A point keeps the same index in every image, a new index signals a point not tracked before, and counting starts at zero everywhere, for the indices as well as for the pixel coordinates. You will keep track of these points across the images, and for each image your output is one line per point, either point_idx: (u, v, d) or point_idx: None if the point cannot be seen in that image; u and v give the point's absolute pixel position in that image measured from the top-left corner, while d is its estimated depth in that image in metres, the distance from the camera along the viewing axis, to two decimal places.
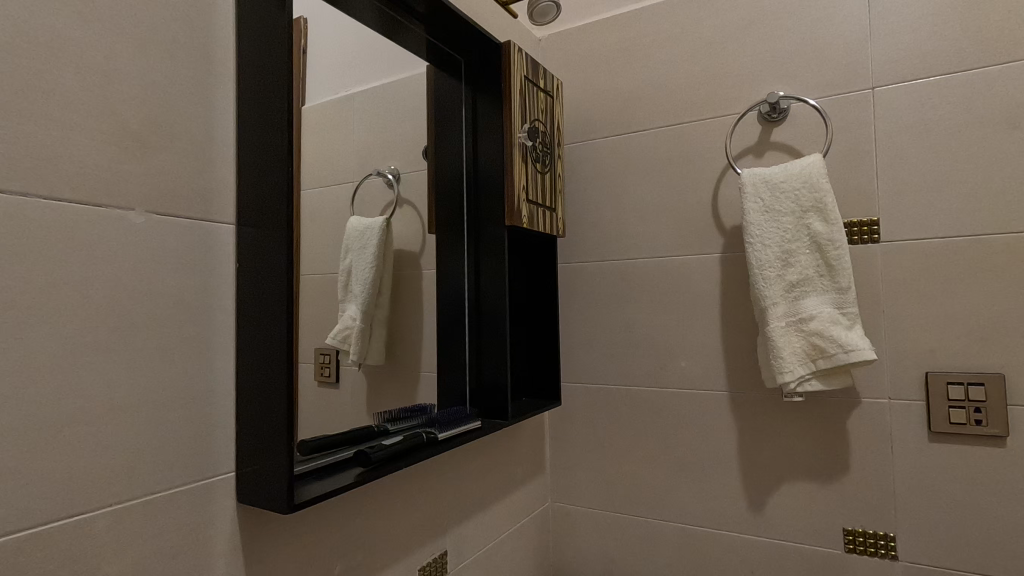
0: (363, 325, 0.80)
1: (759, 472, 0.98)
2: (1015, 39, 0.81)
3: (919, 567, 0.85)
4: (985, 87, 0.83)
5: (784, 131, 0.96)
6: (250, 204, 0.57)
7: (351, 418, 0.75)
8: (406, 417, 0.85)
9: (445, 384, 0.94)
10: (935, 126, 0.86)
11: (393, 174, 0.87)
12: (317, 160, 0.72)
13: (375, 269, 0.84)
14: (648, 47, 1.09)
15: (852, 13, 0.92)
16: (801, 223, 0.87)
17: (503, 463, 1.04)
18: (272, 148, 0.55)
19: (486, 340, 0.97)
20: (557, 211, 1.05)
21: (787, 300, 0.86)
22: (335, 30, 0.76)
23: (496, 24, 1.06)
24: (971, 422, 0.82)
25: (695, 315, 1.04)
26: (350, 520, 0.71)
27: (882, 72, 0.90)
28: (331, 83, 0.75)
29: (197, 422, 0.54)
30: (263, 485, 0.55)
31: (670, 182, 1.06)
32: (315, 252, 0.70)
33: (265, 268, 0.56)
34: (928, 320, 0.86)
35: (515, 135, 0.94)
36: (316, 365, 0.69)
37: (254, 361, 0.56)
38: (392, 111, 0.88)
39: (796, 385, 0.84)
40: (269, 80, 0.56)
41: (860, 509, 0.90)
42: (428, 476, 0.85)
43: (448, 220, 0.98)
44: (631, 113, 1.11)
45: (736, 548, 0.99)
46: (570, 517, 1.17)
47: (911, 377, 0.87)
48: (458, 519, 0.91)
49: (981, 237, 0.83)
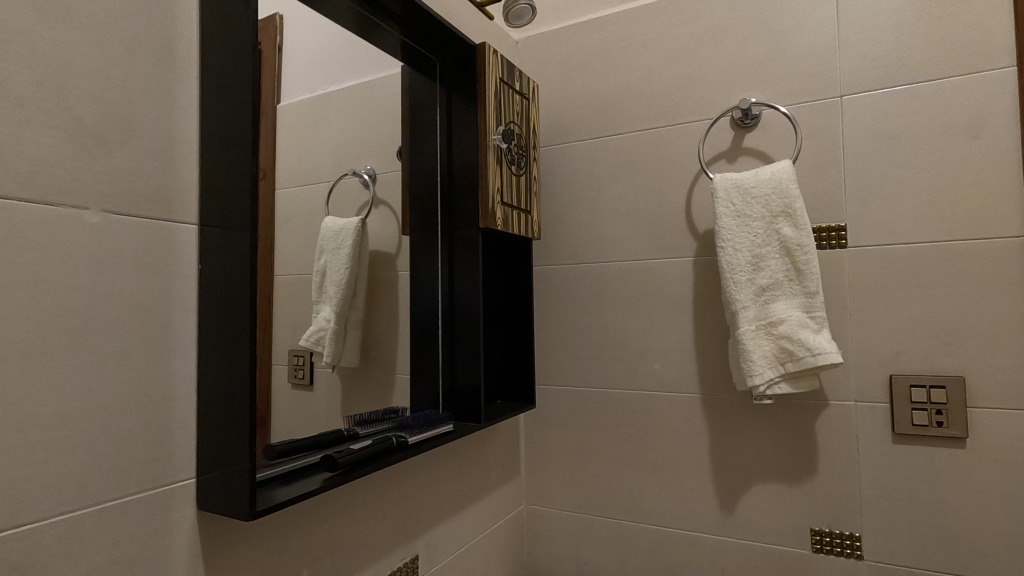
0: (337, 327, 0.79)
1: (730, 473, 0.99)
2: (976, 51, 0.84)
3: (884, 566, 0.87)
4: (948, 97, 0.85)
5: (755, 137, 0.98)
6: (214, 203, 0.56)
7: (322, 421, 0.74)
8: (378, 420, 0.84)
9: (418, 387, 0.93)
10: (900, 134, 0.88)
11: (369, 174, 0.86)
12: (288, 159, 0.71)
13: (350, 269, 0.83)
14: (624, 52, 1.10)
15: (822, 22, 0.94)
16: (771, 228, 0.88)
17: (476, 466, 1.04)
18: (237, 147, 0.54)
19: (460, 342, 0.97)
20: (533, 214, 1.05)
21: (757, 303, 0.87)
22: (309, 28, 0.75)
23: (473, 25, 1.06)
24: (933, 423, 0.84)
25: (669, 318, 1.04)
26: (318, 525, 0.70)
27: (850, 82, 0.91)
28: (304, 82, 0.74)
29: (155, 428, 0.52)
30: (225, 492, 0.54)
31: (645, 186, 1.07)
32: (285, 253, 0.69)
33: (228, 270, 0.54)
34: (892, 324, 0.88)
35: (490, 137, 0.93)
36: (290, 367, 0.69)
37: (217, 364, 0.55)
38: (367, 110, 0.87)
39: (765, 388, 0.85)
40: (234, 78, 0.54)
41: (827, 509, 0.91)
42: (400, 479, 0.84)
43: (422, 221, 0.97)
44: (607, 117, 1.11)
45: (707, 549, 1.00)
46: (544, 519, 1.17)
47: (876, 380, 0.89)
48: (430, 523, 0.90)
49: (943, 244, 0.85)
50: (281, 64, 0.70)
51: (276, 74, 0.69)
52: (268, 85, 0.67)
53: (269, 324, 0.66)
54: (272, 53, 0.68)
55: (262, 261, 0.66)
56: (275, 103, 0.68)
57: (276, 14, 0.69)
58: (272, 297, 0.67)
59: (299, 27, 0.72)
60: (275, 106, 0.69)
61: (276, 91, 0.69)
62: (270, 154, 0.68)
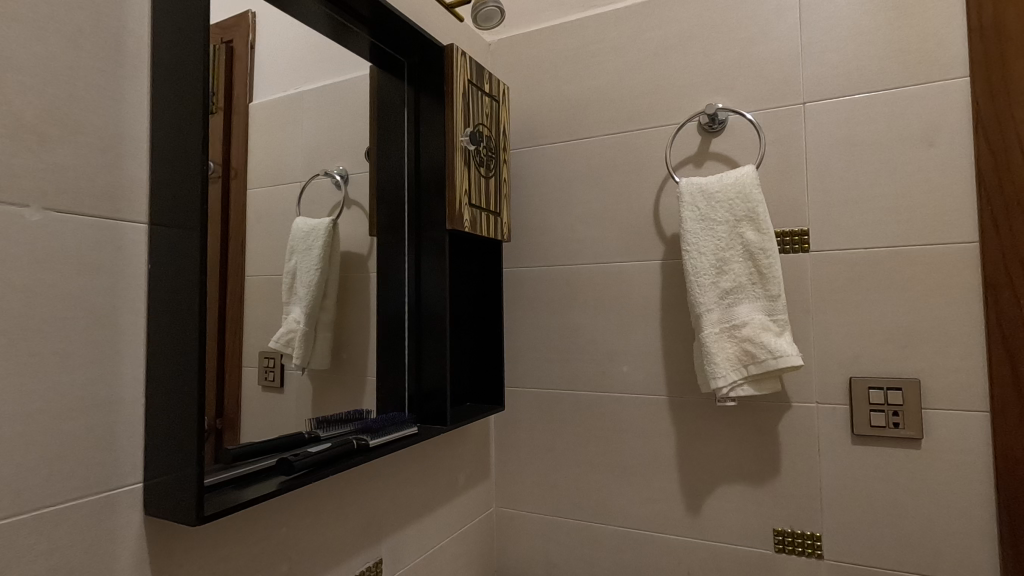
0: (307, 328, 0.79)
1: (696, 475, 1.00)
2: (932, 61, 0.86)
3: (843, 565, 0.89)
4: (905, 106, 0.87)
5: (721, 142, 0.99)
6: (164, 202, 0.55)
7: (285, 423, 0.73)
8: (340, 422, 0.83)
9: (385, 389, 0.92)
10: (860, 141, 0.90)
11: (341, 174, 0.86)
12: (252, 160, 0.70)
13: (321, 271, 0.83)
14: (595, 56, 1.11)
15: (786, 30, 0.95)
16: (734, 232, 0.89)
17: (444, 468, 1.03)
18: (187, 146, 0.53)
19: (427, 344, 0.96)
20: (502, 216, 1.05)
21: (720, 306, 0.88)
22: (278, 29, 0.74)
23: (443, 27, 1.06)
24: (890, 424, 0.86)
25: (636, 321, 1.05)
26: (275, 530, 0.69)
27: (812, 89, 0.93)
28: (272, 82, 0.74)
29: (99, 431, 0.51)
30: (172, 496, 0.52)
31: (614, 190, 1.08)
32: (246, 253, 0.69)
33: (178, 271, 0.53)
34: (852, 327, 0.90)
35: (458, 139, 0.93)
36: (260, 369, 0.69)
37: (166, 366, 0.54)
38: (337, 111, 0.87)
39: (728, 391, 0.86)
40: (186, 76, 0.54)
41: (789, 510, 0.93)
42: (362, 482, 0.83)
43: (390, 222, 0.96)
44: (578, 121, 1.12)
45: (673, 551, 1.01)
46: (513, 521, 1.17)
47: (836, 382, 0.90)
48: (394, 527, 0.89)
49: (900, 249, 0.87)
50: (253, 63, 0.71)
51: (248, 74, 0.69)
52: (240, 84, 0.68)
53: (232, 325, 0.66)
54: (244, 51, 0.69)
55: (229, 261, 0.66)
56: (240, 104, 0.68)
57: (249, 12, 0.70)
58: (243, 299, 0.67)
59: (271, 30, 0.73)
60: (247, 104, 0.70)
61: (248, 89, 0.70)
62: (243, 154, 0.68)
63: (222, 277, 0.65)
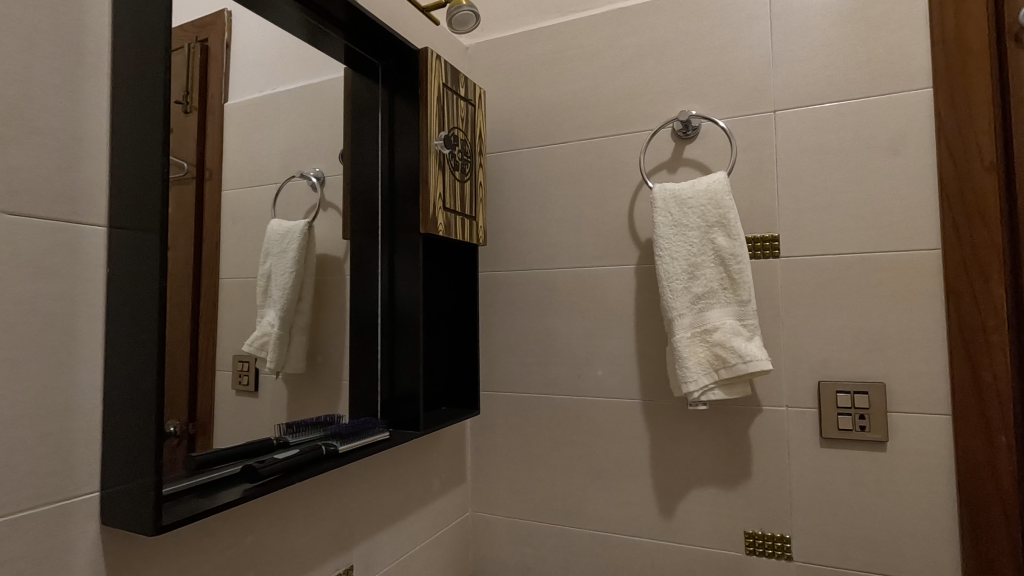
0: (282, 332, 0.79)
1: (669, 478, 1.01)
2: (897, 72, 0.88)
3: (812, 566, 0.90)
4: (872, 115, 0.89)
5: (695, 149, 1.00)
6: (124, 205, 0.54)
7: (253, 429, 0.72)
8: (309, 428, 0.81)
9: (358, 394, 0.91)
10: (829, 149, 0.91)
11: (318, 177, 0.87)
12: (220, 162, 0.69)
13: (296, 274, 0.83)
14: (571, 61, 1.11)
15: (758, 39, 0.97)
16: (706, 237, 0.90)
17: (419, 473, 1.03)
18: (148, 148, 0.52)
19: (400, 348, 0.95)
20: (478, 220, 1.05)
21: (692, 311, 0.89)
22: (250, 30, 0.74)
23: (418, 30, 1.06)
24: (857, 428, 0.87)
25: (611, 325, 1.06)
26: (241, 538, 0.68)
27: (782, 98, 0.95)
28: (246, 83, 0.74)
29: (54, 439, 0.50)
30: (131, 505, 0.51)
31: (590, 195, 1.08)
32: (217, 257, 0.68)
33: (138, 275, 0.52)
34: (820, 332, 0.91)
35: (432, 142, 0.92)
36: (234, 373, 0.69)
37: (125, 373, 0.53)
38: (311, 114, 0.87)
39: (700, 395, 0.87)
40: (146, 76, 0.53)
41: (759, 513, 0.94)
42: (332, 488, 0.82)
43: (364, 225, 0.95)
44: (555, 125, 1.12)
45: (647, 554, 1.01)
46: (489, 526, 1.16)
47: (805, 386, 0.92)
48: (366, 533, 0.89)
49: (867, 255, 0.89)
50: (229, 63, 0.71)
51: (222, 75, 0.69)
52: (215, 84, 0.69)
53: (200, 331, 0.65)
54: (220, 50, 0.69)
55: (201, 264, 0.66)
56: (212, 105, 0.68)
57: (225, 11, 0.70)
58: (216, 301, 0.67)
59: (247, 31, 0.73)
60: (221, 104, 0.70)
61: (223, 89, 0.70)
62: (216, 155, 0.68)
63: (195, 281, 0.64)
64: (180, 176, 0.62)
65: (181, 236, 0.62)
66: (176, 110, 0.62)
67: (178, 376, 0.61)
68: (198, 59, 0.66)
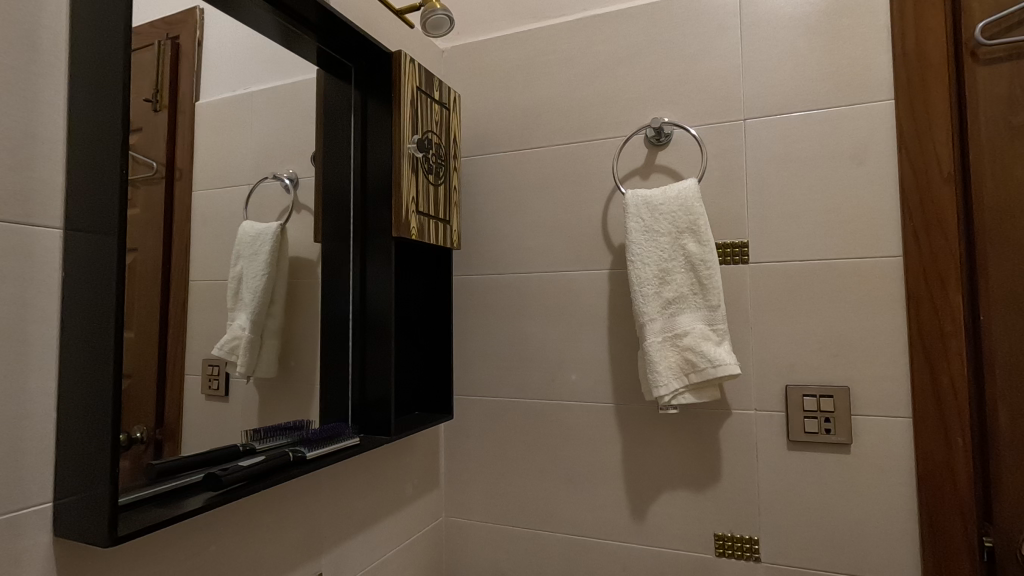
0: (253, 336, 0.78)
1: (640, 481, 1.01)
2: (861, 83, 0.90)
3: (780, 567, 0.92)
4: (838, 125, 0.91)
5: (667, 155, 1.01)
6: (81, 206, 0.53)
7: (219, 436, 0.70)
8: (276, 435, 0.80)
9: (328, 399, 0.90)
10: (796, 158, 0.93)
11: (291, 178, 0.86)
12: (189, 163, 0.68)
13: (268, 277, 0.82)
14: (546, 66, 1.12)
15: (728, 48, 0.98)
16: (677, 243, 0.91)
17: (391, 478, 1.02)
18: (105, 148, 0.51)
19: (371, 353, 0.94)
20: (452, 224, 1.05)
21: (663, 315, 0.90)
22: (222, 29, 0.73)
23: (392, 33, 1.05)
24: (822, 431, 0.89)
25: (585, 329, 1.06)
26: (204, 547, 0.66)
27: (752, 107, 0.96)
28: (218, 83, 0.73)
29: (4, 449, 0.48)
30: (85, 516, 0.50)
31: (564, 200, 1.09)
32: (184, 260, 0.66)
33: (94, 279, 0.51)
34: (788, 336, 0.93)
35: (405, 145, 0.91)
36: (204, 377, 0.68)
37: (80, 380, 0.51)
38: (283, 115, 0.86)
39: (670, 399, 0.87)
40: (104, 74, 0.52)
41: (729, 515, 0.95)
42: (300, 494, 0.81)
43: (337, 228, 0.94)
44: (530, 130, 1.13)
45: (619, 557, 1.02)
46: (463, 531, 1.16)
47: (773, 389, 0.93)
48: (336, 540, 0.87)
49: (832, 262, 0.91)
50: (200, 62, 0.70)
51: (193, 73, 0.68)
52: (185, 82, 0.67)
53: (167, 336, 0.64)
54: (191, 48, 0.68)
55: (171, 266, 0.65)
56: (182, 103, 0.67)
57: (196, 9, 0.70)
58: (186, 305, 0.66)
59: (219, 29, 0.72)
60: (192, 102, 0.69)
61: (195, 88, 0.69)
62: (187, 154, 0.67)
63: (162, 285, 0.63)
64: (148, 175, 0.61)
65: (149, 238, 0.61)
66: (146, 108, 0.61)
67: (143, 381, 0.59)
68: (169, 56, 0.65)
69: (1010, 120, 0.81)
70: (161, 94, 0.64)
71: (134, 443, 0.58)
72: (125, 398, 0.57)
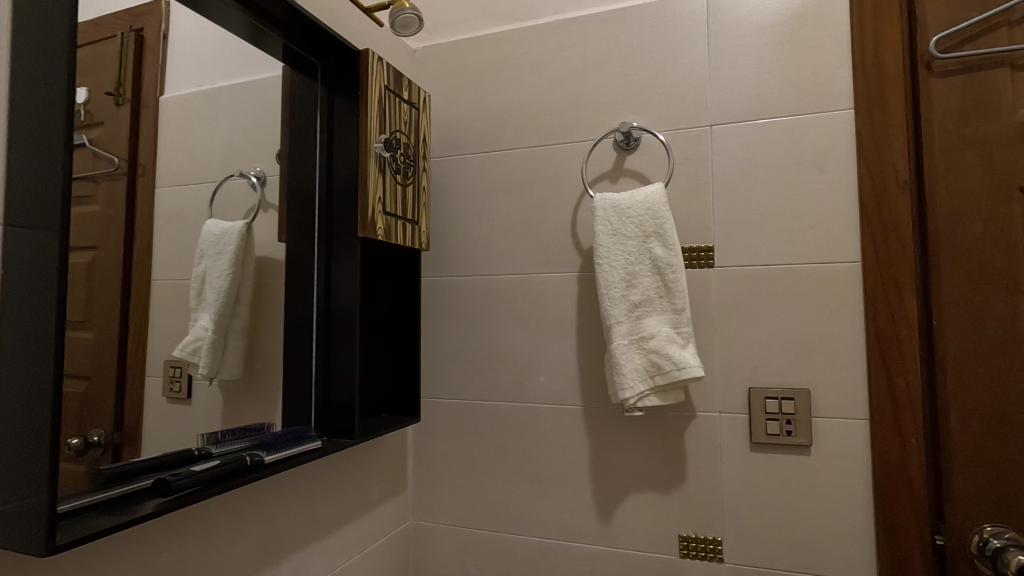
0: (216, 337, 0.76)
1: (608, 484, 1.02)
2: (823, 93, 0.92)
3: (742, 567, 0.93)
4: (800, 133, 0.93)
5: (635, 160, 1.02)
6: (24, 201, 0.50)
7: (179, 440, 0.68)
8: (235, 438, 0.77)
9: (291, 401, 0.89)
10: (760, 164, 0.95)
11: (258, 176, 0.84)
12: (155, 159, 0.66)
13: (232, 277, 0.80)
14: (517, 68, 1.12)
15: (696, 55, 1.00)
16: (643, 247, 0.92)
17: (356, 482, 1.00)
18: (48, 140, 0.49)
19: (336, 355, 0.92)
20: (420, 224, 1.04)
21: (630, 318, 0.91)
22: (190, 23, 0.72)
23: (361, 31, 1.04)
24: (784, 432, 0.91)
25: (554, 332, 1.06)
26: (156, 555, 0.64)
27: (718, 113, 0.98)
28: (186, 77, 0.72)
29: None
30: (23, 524, 0.48)
31: (533, 202, 1.09)
32: (146, 259, 0.65)
33: (35, 276, 0.49)
34: (751, 340, 0.94)
35: (371, 144, 0.90)
36: (165, 379, 0.66)
37: (20, 383, 0.49)
38: (249, 111, 0.84)
39: (636, 401, 0.88)
40: (48, 63, 0.50)
41: (693, 516, 0.96)
42: (259, 499, 0.79)
43: (302, 227, 0.92)
44: (501, 132, 1.12)
45: (586, 559, 1.02)
46: (430, 535, 1.15)
47: (737, 392, 0.94)
48: (296, 545, 0.85)
49: (794, 266, 0.93)
50: (165, 56, 0.69)
51: (158, 67, 0.67)
52: (150, 75, 0.66)
53: (127, 336, 0.62)
54: (155, 41, 0.67)
55: (133, 264, 0.63)
56: (146, 97, 0.65)
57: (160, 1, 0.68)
58: (147, 305, 0.64)
59: (185, 23, 0.71)
60: (157, 97, 0.67)
61: (160, 82, 0.68)
62: (151, 150, 0.65)
63: (124, 285, 0.62)
64: (111, 171, 0.59)
65: (109, 235, 0.59)
66: (107, 102, 0.60)
67: (99, 385, 0.58)
68: (132, 50, 0.64)
69: (963, 131, 0.85)
70: (123, 88, 0.62)
71: (90, 447, 0.57)
72: (78, 402, 0.55)
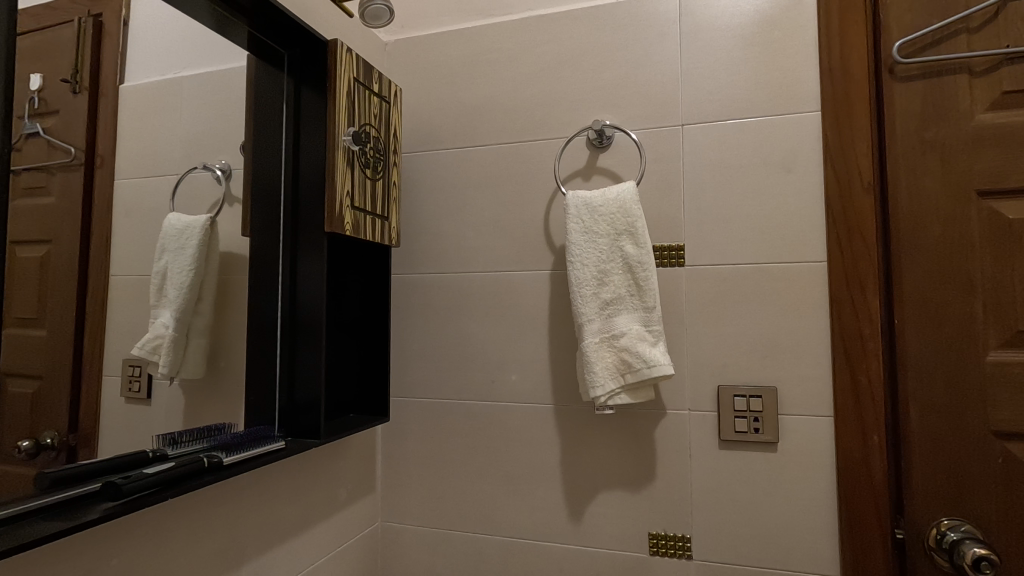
0: (178, 335, 0.73)
1: (579, 483, 1.01)
2: (791, 95, 0.94)
3: (709, 563, 0.94)
4: (769, 134, 0.94)
5: (607, 158, 1.02)
6: None
7: (138, 442, 0.65)
8: (194, 438, 0.74)
9: (254, 401, 0.86)
10: (730, 164, 0.96)
11: (223, 169, 0.81)
12: (114, 149, 0.63)
13: (195, 272, 0.77)
14: (490, 64, 1.11)
15: (668, 54, 1.00)
16: (615, 245, 0.92)
17: (322, 483, 0.98)
18: None
19: (302, 353, 0.90)
20: (390, 220, 1.02)
21: (601, 316, 0.91)
22: (153, 9, 0.69)
23: (331, 22, 1.02)
24: (752, 430, 0.92)
25: (525, 330, 1.06)
26: (105, 562, 0.61)
27: (690, 113, 0.98)
28: (148, 64, 0.69)
29: None
30: None
31: (506, 199, 1.08)
32: (103, 254, 0.62)
33: None
34: (720, 338, 0.95)
35: (340, 137, 0.87)
36: (123, 378, 0.63)
37: None
38: (214, 101, 0.81)
39: (606, 399, 0.88)
40: None
41: (663, 514, 0.96)
42: (218, 502, 0.76)
43: (267, 222, 0.89)
44: (473, 128, 1.11)
45: (556, 558, 1.02)
46: (399, 536, 1.13)
47: (706, 390, 0.95)
48: (257, 549, 0.83)
49: (762, 266, 0.94)
50: (127, 42, 0.66)
51: (119, 54, 0.64)
52: (110, 63, 0.63)
53: (80, 334, 0.59)
54: (115, 27, 0.64)
55: (89, 258, 0.60)
56: (106, 85, 0.62)
57: None
58: (104, 302, 0.61)
59: (147, 9, 0.68)
60: (118, 86, 0.64)
61: (121, 70, 0.65)
62: (110, 140, 0.63)
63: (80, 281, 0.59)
64: (67, 163, 0.57)
65: (64, 227, 0.57)
66: (64, 89, 0.57)
67: (49, 386, 0.55)
68: (91, 36, 0.61)
69: (923, 134, 0.87)
70: (82, 76, 0.59)
71: (43, 449, 0.54)
72: (25, 403, 0.53)
